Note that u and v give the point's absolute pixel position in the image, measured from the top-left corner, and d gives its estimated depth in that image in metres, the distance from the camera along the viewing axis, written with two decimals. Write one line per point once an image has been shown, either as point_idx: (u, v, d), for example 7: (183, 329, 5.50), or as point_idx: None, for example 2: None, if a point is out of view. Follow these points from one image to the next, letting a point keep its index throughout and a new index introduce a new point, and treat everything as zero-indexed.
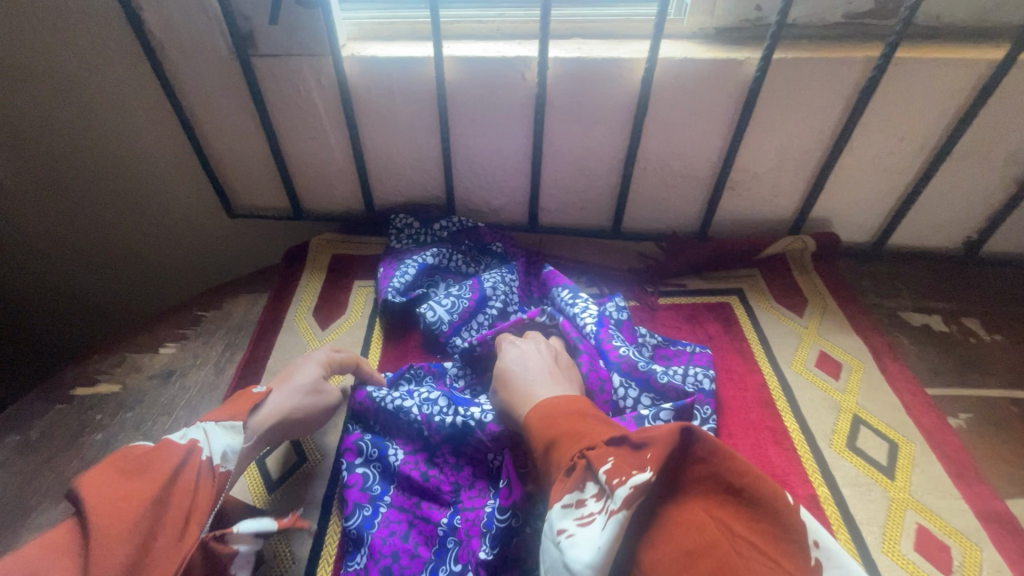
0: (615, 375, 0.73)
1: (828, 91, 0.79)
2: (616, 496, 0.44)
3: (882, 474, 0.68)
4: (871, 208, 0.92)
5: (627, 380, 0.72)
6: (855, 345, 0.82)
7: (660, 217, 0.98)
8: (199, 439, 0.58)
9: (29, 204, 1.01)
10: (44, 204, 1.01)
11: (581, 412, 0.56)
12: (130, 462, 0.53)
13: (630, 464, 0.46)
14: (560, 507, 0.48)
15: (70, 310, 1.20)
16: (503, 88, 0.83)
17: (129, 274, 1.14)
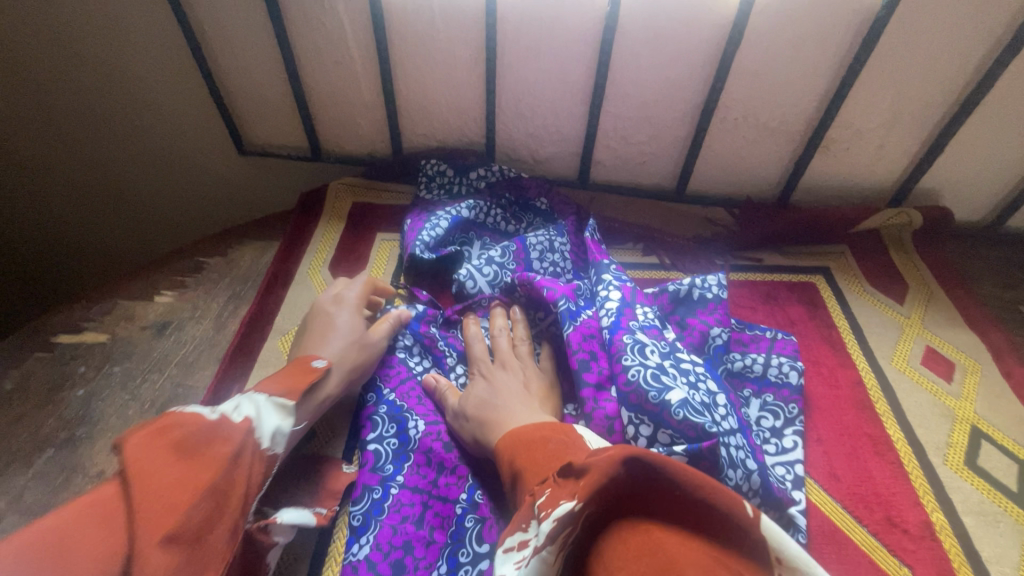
0: (623, 409, 0.53)
1: (972, 27, 0.63)
2: (540, 531, 0.36)
3: (1012, 502, 0.55)
4: (995, 179, 0.76)
5: (636, 415, 0.52)
6: (969, 342, 0.69)
7: (734, 179, 0.83)
8: (252, 417, 0.47)
9: (17, 127, 0.90)
10: (33, 128, 0.90)
11: (544, 437, 0.47)
12: (190, 435, 0.42)
13: (560, 490, 0.38)
14: (501, 552, 0.38)
15: (61, 248, 1.11)
16: (567, 9, 0.69)
17: (126, 213, 1.04)
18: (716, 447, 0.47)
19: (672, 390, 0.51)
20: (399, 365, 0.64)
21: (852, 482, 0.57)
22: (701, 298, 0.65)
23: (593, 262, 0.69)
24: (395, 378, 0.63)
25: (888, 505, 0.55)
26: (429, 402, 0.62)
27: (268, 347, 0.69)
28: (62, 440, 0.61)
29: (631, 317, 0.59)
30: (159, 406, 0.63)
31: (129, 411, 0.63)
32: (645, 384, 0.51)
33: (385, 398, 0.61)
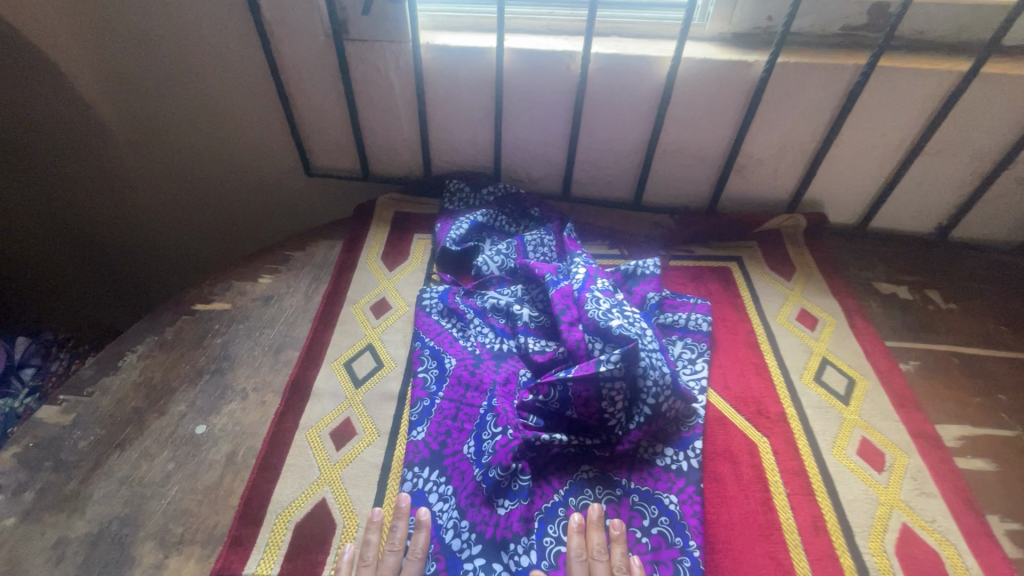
0: (586, 335, 0.81)
1: (820, 92, 0.95)
2: None
3: (840, 401, 0.85)
4: (857, 194, 1.08)
5: (593, 337, 0.81)
6: (831, 305, 0.99)
7: (675, 193, 1.15)
8: None
9: (140, 148, 1.21)
10: (150, 150, 1.22)
11: None
12: None
13: None
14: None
15: (171, 255, 1.46)
16: (551, 76, 1.00)
17: (218, 224, 1.36)
18: (638, 349, 0.77)
19: (614, 320, 0.80)
20: (436, 324, 0.93)
21: (737, 390, 0.86)
22: (643, 274, 0.96)
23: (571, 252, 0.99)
24: (434, 331, 0.92)
25: (759, 403, 0.85)
26: (457, 345, 0.89)
27: (344, 310, 0.99)
28: (213, 369, 0.90)
29: (592, 283, 0.88)
30: (275, 348, 0.93)
31: (255, 351, 0.92)
32: (598, 316, 0.81)
33: (426, 344, 0.90)
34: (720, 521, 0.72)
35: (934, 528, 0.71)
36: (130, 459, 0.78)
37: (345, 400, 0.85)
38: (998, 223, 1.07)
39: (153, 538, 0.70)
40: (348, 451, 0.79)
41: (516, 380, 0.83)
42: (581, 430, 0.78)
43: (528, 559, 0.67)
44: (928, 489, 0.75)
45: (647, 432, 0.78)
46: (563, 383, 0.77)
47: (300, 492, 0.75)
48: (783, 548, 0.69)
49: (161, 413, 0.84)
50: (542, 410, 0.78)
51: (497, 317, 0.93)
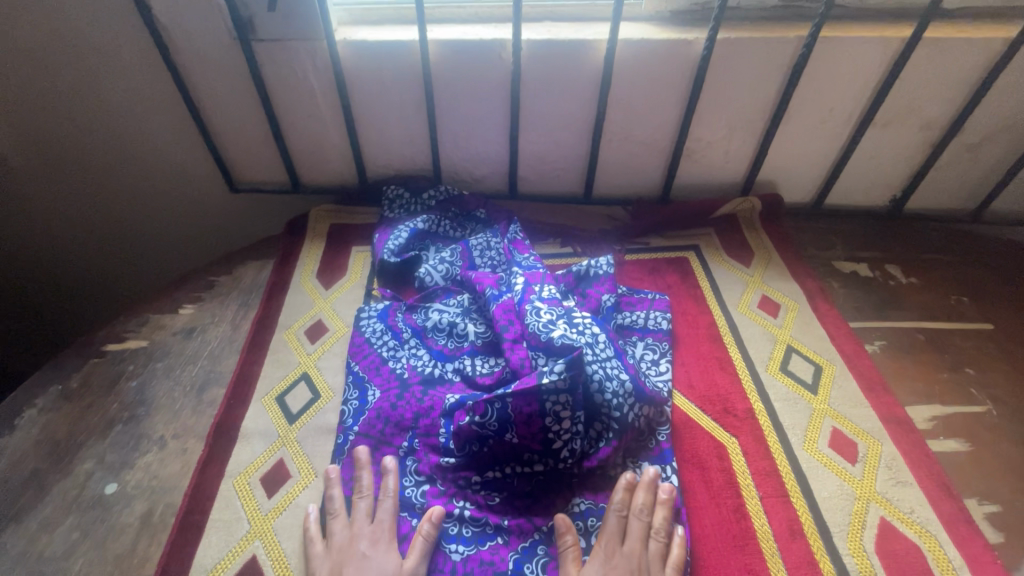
0: (532, 350, 0.75)
1: (765, 68, 0.90)
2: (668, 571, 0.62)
3: (807, 390, 0.81)
4: (811, 170, 1.04)
5: (535, 352, 0.74)
6: (791, 289, 0.95)
7: (627, 183, 1.09)
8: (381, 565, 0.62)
9: (37, 174, 1.09)
10: (49, 174, 1.09)
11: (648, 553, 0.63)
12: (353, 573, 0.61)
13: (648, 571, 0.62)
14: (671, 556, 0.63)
15: (95, 280, 1.31)
16: (483, 66, 0.93)
17: (145, 246, 1.24)
18: (583, 357, 0.69)
19: (555, 330, 0.74)
20: (368, 348, 0.85)
21: (702, 388, 0.81)
22: (596, 275, 0.89)
23: (515, 258, 0.93)
24: (362, 356, 0.84)
25: (725, 400, 0.80)
26: (385, 371, 0.81)
27: (275, 338, 0.90)
28: (127, 418, 0.79)
29: (535, 292, 0.81)
30: (198, 388, 0.83)
31: (175, 392, 0.82)
32: (539, 327, 0.75)
33: (352, 370, 0.83)
34: (694, 534, 0.67)
35: (914, 520, 0.67)
36: (28, 533, 0.68)
37: (277, 439, 0.77)
38: (951, 190, 1.05)
39: None
40: (281, 497, 0.71)
41: (441, 402, 0.75)
42: (521, 456, 0.70)
43: None
44: (904, 478, 0.71)
45: (619, 449, 0.72)
46: (503, 400, 0.68)
47: (226, 551, 0.66)
48: (759, 559, 0.64)
49: (63, 476, 0.73)
50: (480, 434, 0.69)
51: (437, 337, 0.85)
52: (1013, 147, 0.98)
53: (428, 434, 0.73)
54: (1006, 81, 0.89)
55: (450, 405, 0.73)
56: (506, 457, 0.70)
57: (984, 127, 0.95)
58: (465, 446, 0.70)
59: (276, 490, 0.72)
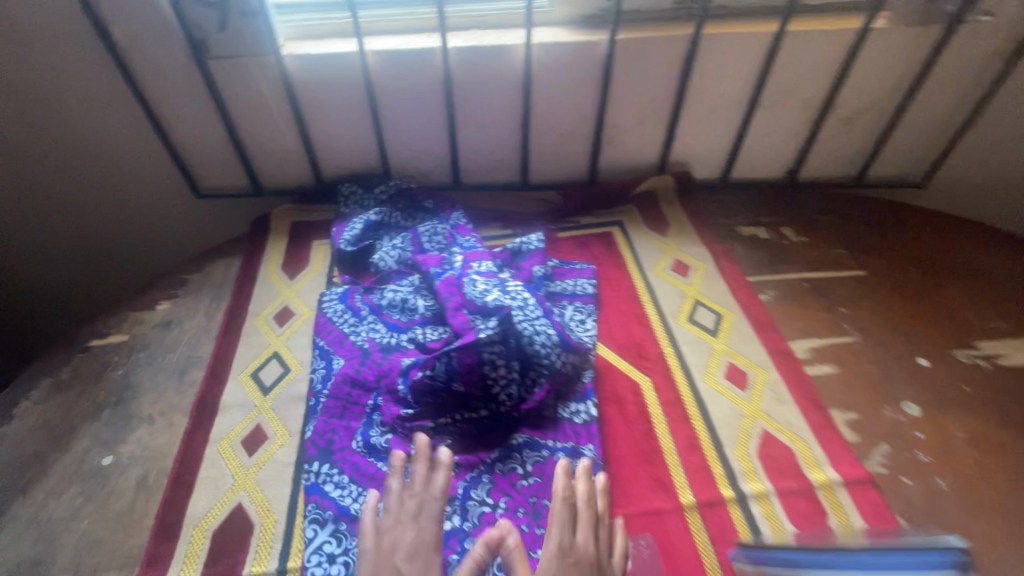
0: (472, 314, 0.86)
1: (662, 62, 1.04)
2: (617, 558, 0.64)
3: (710, 334, 0.95)
4: (715, 149, 1.19)
5: (474, 315, 0.87)
6: (700, 252, 1.10)
7: (559, 169, 1.22)
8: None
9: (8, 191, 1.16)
10: (20, 191, 1.16)
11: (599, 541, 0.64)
12: None
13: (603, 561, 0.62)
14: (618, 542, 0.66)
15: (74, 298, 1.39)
16: (419, 72, 1.05)
17: (125, 261, 1.33)
18: (512, 314, 0.83)
19: (490, 295, 0.87)
20: (332, 326, 0.96)
21: (622, 339, 0.95)
22: (528, 250, 1.01)
23: (457, 240, 1.06)
24: (327, 333, 0.95)
25: (641, 347, 0.94)
26: (348, 344, 0.93)
27: (246, 324, 1.00)
28: (116, 401, 0.89)
29: (473, 267, 0.94)
30: (179, 371, 0.93)
31: (158, 376, 0.92)
32: (476, 294, 0.87)
33: (318, 345, 0.94)
34: (612, 454, 0.80)
35: (790, 429, 0.82)
36: (36, 501, 0.77)
37: (254, 409, 0.87)
38: (835, 160, 1.22)
39: (67, 570, 0.71)
40: (261, 455, 0.82)
41: (398, 364, 0.87)
42: (468, 403, 0.82)
43: (452, 523, 0.73)
44: (784, 397, 0.86)
45: (550, 391, 0.84)
46: (448, 355, 0.80)
47: (215, 501, 0.77)
48: (664, 469, 0.78)
49: (63, 453, 0.83)
50: (432, 386, 0.81)
51: (391, 312, 0.97)
52: (879, 118, 1.14)
53: (390, 390, 0.85)
54: (862, 62, 1.05)
55: (405, 364, 0.85)
56: (455, 404, 0.82)
57: (852, 103, 1.11)
58: (420, 397, 0.82)
59: (257, 449, 0.82)
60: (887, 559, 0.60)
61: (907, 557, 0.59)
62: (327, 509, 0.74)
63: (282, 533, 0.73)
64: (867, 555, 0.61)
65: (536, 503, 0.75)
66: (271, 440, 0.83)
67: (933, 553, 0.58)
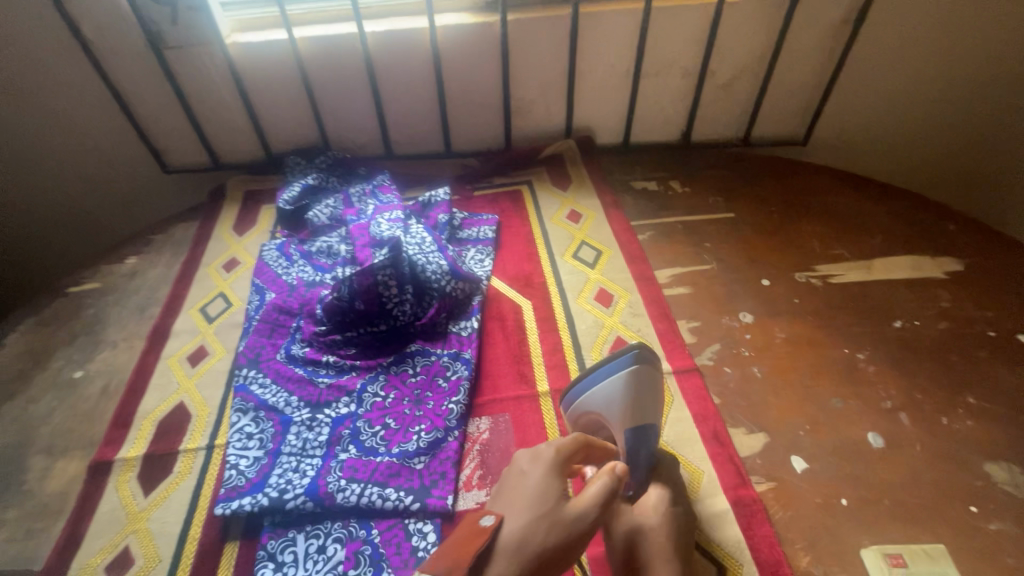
0: (376, 249, 1.03)
1: (552, 39, 1.21)
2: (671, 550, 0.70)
3: (589, 266, 1.11)
4: (612, 116, 1.35)
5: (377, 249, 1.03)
6: (592, 203, 1.26)
7: (477, 138, 1.39)
8: (521, 495, 0.61)
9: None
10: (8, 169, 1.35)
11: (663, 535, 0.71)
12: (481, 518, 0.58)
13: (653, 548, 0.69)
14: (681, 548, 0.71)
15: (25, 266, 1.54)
16: (343, 54, 1.22)
17: (74, 230, 1.50)
18: (401, 244, 0.99)
19: (390, 232, 1.03)
20: (268, 267, 1.14)
21: (514, 272, 1.12)
22: (435, 202, 1.19)
23: (377, 196, 1.23)
24: (264, 274, 1.13)
25: (528, 278, 1.10)
26: (280, 283, 1.10)
27: (199, 271, 1.18)
28: (87, 331, 1.07)
29: (383, 214, 1.10)
30: (140, 308, 1.11)
31: (123, 312, 1.10)
32: (378, 233, 1.04)
33: (256, 283, 1.11)
34: (488, 358, 0.97)
35: (638, 334, 0.99)
36: (19, 404, 0.96)
37: (199, 333, 1.05)
38: (721, 123, 1.37)
39: (42, 451, 0.89)
40: (202, 366, 0.99)
41: (317, 293, 1.04)
42: (371, 320, 0.99)
43: (349, 408, 0.90)
44: (639, 311, 1.02)
45: (441, 310, 1.01)
46: (349, 279, 0.95)
47: (162, 399, 0.94)
48: (529, 367, 0.95)
49: (42, 370, 1.01)
50: (340, 307, 0.97)
51: (319, 256, 1.14)
52: (753, 83, 1.29)
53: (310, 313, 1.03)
54: (727, 34, 1.21)
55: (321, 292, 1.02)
56: (360, 322, 0.99)
57: (726, 70, 1.27)
58: (331, 317, 0.97)
59: (200, 362, 1.00)
60: (597, 375, 0.79)
61: (602, 370, 0.79)
62: (249, 400, 0.91)
63: (214, 420, 0.91)
64: (584, 377, 0.80)
65: (419, 394, 0.91)
66: (211, 356, 1.01)
67: (614, 364, 0.78)
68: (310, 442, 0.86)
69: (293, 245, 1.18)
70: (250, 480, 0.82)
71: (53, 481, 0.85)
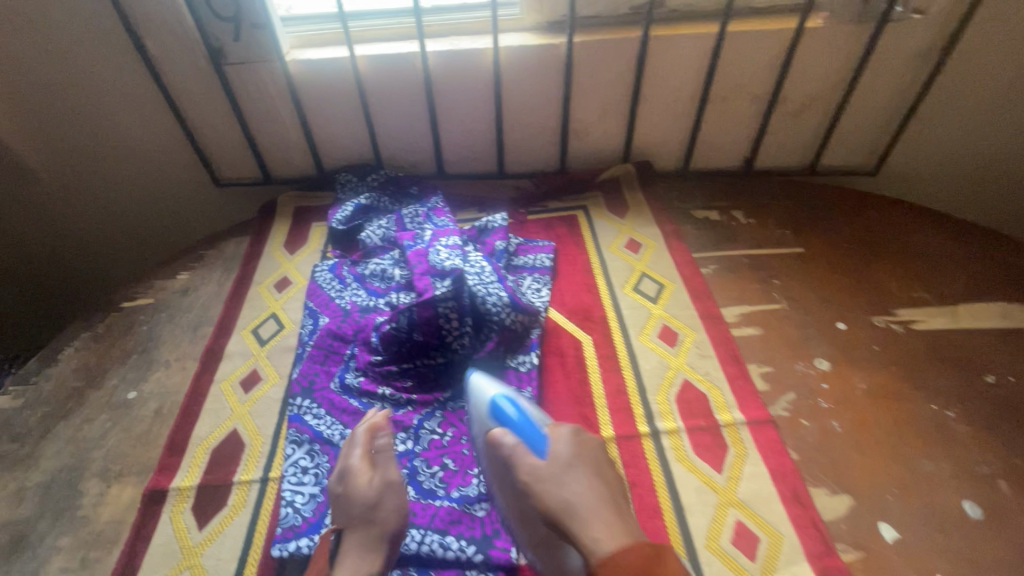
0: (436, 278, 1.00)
1: (617, 62, 1.17)
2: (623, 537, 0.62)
3: (650, 301, 1.07)
4: (673, 140, 1.31)
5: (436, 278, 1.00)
6: (652, 232, 1.22)
7: (532, 160, 1.36)
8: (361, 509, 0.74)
9: (59, 179, 1.37)
10: (68, 178, 1.38)
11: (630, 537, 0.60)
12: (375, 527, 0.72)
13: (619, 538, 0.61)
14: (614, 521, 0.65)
15: (78, 271, 1.58)
16: (402, 73, 1.20)
17: (121, 239, 1.52)
18: (464, 275, 0.96)
19: (450, 261, 1.01)
20: (320, 289, 1.12)
21: (572, 304, 1.08)
22: (492, 227, 1.16)
23: (432, 219, 1.20)
24: (316, 296, 1.11)
25: (587, 311, 1.06)
26: (332, 307, 1.08)
27: (251, 290, 1.16)
28: (141, 350, 1.06)
29: (440, 240, 1.08)
30: (193, 327, 1.10)
31: (175, 331, 1.09)
32: (439, 262, 1.01)
33: (309, 306, 1.10)
34: (548, 397, 0.93)
35: (707, 379, 0.93)
36: (73, 424, 0.95)
37: (252, 356, 1.03)
38: (788, 150, 1.32)
39: (97, 475, 0.88)
40: (255, 392, 0.97)
41: (372, 320, 1.02)
42: (429, 352, 0.96)
43: (405, 446, 0.87)
44: (707, 353, 0.97)
45: (499, 344, 0.97)
46: (410, 309, 0.93)
47: (215, 426, 0.93)
48: (592, 409, 0.91)
49: (96, 389, 1.00)
50: (397, 337, 0.95)
51: (372, 279, 1.12)
52: (825, 111, 1.23)
53: (365, 342, 1.00)
54: (802, 60, 1.15)
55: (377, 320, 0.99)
56: (417, 353, 0.96)
57: (797, 97, 1.21)
58: (388, 347, 0.96)
59: (253, 389, 0.98)
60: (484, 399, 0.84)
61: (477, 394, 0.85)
62: (305, 432, 0.89)
63: (268, 450, 0.89)
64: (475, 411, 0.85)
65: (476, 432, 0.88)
66: (263, 381, 0.99)
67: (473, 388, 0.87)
68: None
69: (346, 267, 1.16)
70: (306, 519, 0.79)
71: (107, 509, 0.84)
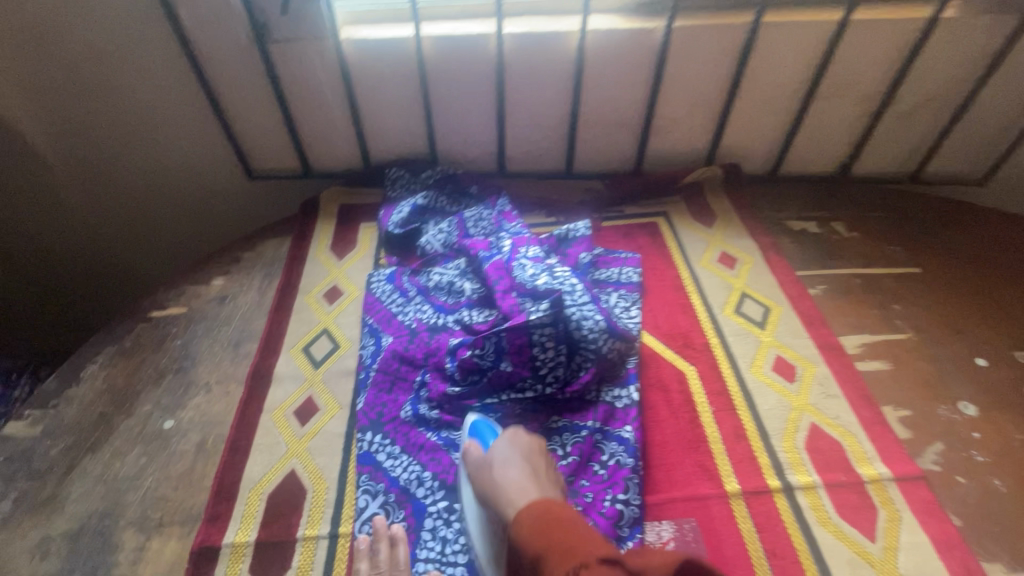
0: (524, 298, 0.87)
1: (718, 51, 1.03)
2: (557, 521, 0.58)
3: (757, 326, 0.94)
4: (765, 141, 1.17)
5: (523, 297, 0.87)
6: (747, 245, 1.09)
7: (605, 159, 1.22)
8: None
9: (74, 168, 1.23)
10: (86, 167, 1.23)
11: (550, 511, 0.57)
12: None
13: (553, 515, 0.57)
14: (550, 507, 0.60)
15: (97, 268, 1.44)
16: (471, 56, 1.05)
17: (142, 237, 1.39)
18: (563, 297, 0.84)
19: (538, 278, 0.88)
20: (379, 303, 0.99)
21: (667, 328, 0.95)
22: (574, 237, 1.03)
23: (501, 224, 1.06)
24: (375, 311, 0.98)
25: (686, 337, 0.93)
26: (395, 324, 0.95)
27: (297, 301, 1.03)
28: (176, 369, 0.93)
29: (520, 252, 0.94)
30: (234, 343, 0.97)
31: (214, 347, 0.96)
32: (525, 279, 0.88)
33: (367, 323, 0.96)
34: (655, 441, 0.81)
35: (838, 423, 0.81)
36: (102, 459, 0.82)
37: (305, 381, 0.90)
38: (891, 156, 1.18)
39: (134, 524, 0.75)
40: (313, 425, 0.84)
41: (445, 343, 0.88)
42: (516, 384, 0.83)
43: None
44: (832, 391, 0.85)
45: (595, 376, 0.84)
46: (498, 335, 0.82)
47: (269, 467, 0.80)
48: (710, 457, 0.78)
49: (127, 416, 0.87)
50: (480, 365, 0.83)
51: (438, 293, 0.98)
52: (942, 113, 1.10)
53: (437, 368, 0.86)
54: (928, 54, 1.02)
55: (452, 344, 0.86)
56: (502, 385, 0.84)
57: (914, 96, 1.08)
58: (467, 376, 0.84)
59: (309, 421, 0.85)
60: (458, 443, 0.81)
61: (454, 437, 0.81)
62: (379, 480, 0.76)
63: (333, 499, 0.76)
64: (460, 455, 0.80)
65: (574, 483, 0.75)
66: (320, 412, 0.86)
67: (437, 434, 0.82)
68: (450, 545, 0.71)
69: (406, 276, 1.03)
70: None
71: (148, 568, 0.71)
